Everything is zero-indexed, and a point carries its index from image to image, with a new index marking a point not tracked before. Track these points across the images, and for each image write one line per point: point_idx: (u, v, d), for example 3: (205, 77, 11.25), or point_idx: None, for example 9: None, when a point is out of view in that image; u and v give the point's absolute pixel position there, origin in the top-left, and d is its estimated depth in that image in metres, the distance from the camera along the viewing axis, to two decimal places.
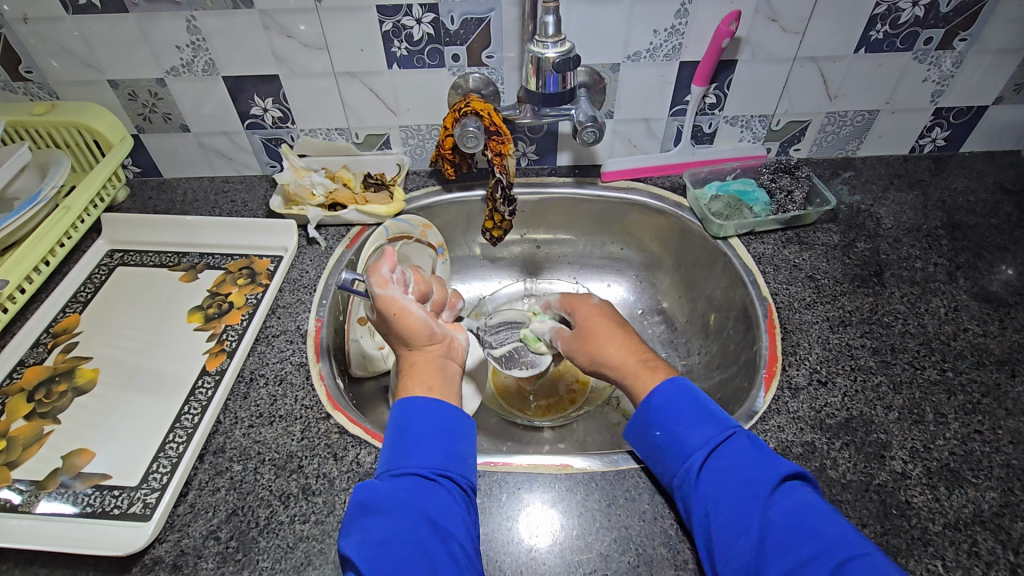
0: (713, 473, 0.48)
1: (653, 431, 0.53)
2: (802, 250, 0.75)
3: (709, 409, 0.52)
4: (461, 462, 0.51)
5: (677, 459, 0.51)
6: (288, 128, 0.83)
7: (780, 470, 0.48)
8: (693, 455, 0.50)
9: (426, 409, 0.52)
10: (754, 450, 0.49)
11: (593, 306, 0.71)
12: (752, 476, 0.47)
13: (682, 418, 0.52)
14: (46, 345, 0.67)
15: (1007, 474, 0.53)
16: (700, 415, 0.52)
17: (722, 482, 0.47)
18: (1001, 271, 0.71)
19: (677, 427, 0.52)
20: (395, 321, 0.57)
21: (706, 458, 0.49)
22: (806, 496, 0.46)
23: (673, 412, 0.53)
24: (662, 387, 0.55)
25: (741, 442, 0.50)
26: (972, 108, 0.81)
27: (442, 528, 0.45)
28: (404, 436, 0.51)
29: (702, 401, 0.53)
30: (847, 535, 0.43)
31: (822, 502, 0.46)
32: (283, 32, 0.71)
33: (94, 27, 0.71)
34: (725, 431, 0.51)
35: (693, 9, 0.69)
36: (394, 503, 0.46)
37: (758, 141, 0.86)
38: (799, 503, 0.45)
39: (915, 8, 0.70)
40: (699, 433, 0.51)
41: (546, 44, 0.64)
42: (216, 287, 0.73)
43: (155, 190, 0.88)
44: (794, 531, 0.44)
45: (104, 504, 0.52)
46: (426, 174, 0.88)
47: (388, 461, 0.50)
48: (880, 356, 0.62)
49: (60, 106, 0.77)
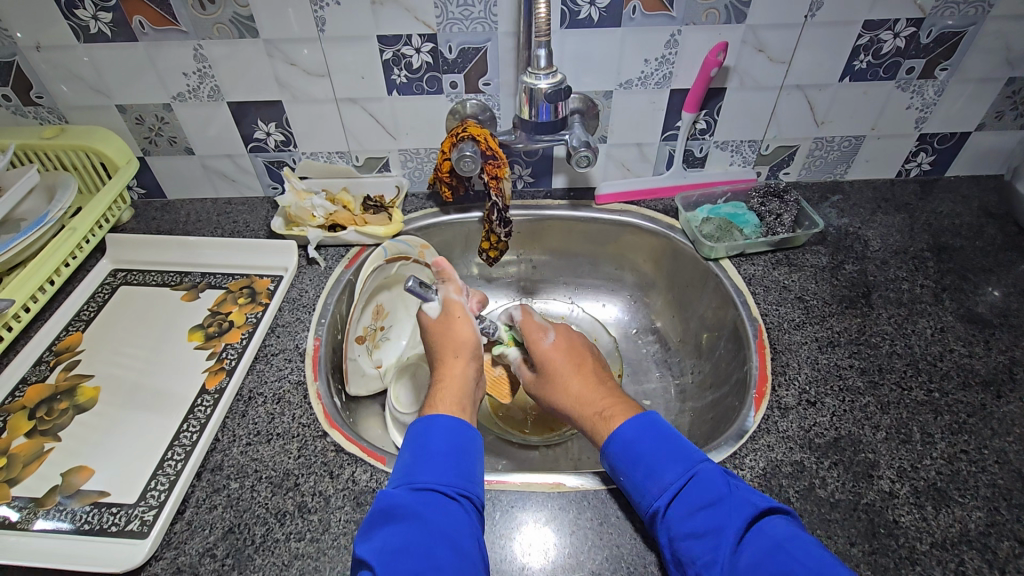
0: (678, 516, 0.49)
1: (618, 476, 0.54)
2: (791, 272, 0.76)
3: (667, 452, 0.53)
4: (476, 482, 0.52)
5: (644, 503, 0.52)
6: (290, 151, 0.85)
7: (747, 507, 0.48)
8: (656, 500, 0.51)
9: (449, 427, 0.54)
10: (719, 488, 0.49)
11: (549, 346, 0.69)
12: (719, 517, 0.48)
13: (643, 461, 0.53)
14: (49, 363, 0.68)
15: (994, 494, 0.54)
16: (661, 457, 0.53)
17: (688, 526, 0.48)
18: (987, 293, 0.73)
19: (637, 472, 0.53)
20: (452, 327, 0.67)
21: (670, 502, 0.50)
22: (774, 534, 0.46)
23: (634, 455, 0.54)
24: (621, 431, 0.56)
25: (703, 483, 0.50)
26: (955, 134, 0.83)
27: (459, 546, 0.46)
28: (423, 452, 0.53)
29: (663, 441, 0.54)
30: (818, 572, 0.42)
31: (793, 537, 0.45)
32: (286, 60, 0.74)
33: (103, 54, 0.73)
34: (687, 472, 0.51)
35: (683, 39, 0.72)
36: (414, 515, 0.47)
37: (748, 164, 0.88)
38: (766, 544, 0.45)
39: (897, 39, 0.72)
40: (658, 479, 0.51)
41: (538, 76, 0.66)
42: (217, 306, 0.75)
43: (159, 211, 0.90)
44: (766, 570, 0.44)
45: (102, 521, 0.53)
46: (424, 196, 0.90)
47: (406, 474, 0.51)
48: (868, 376, 0.64)
49: (68, 130, 0.80)
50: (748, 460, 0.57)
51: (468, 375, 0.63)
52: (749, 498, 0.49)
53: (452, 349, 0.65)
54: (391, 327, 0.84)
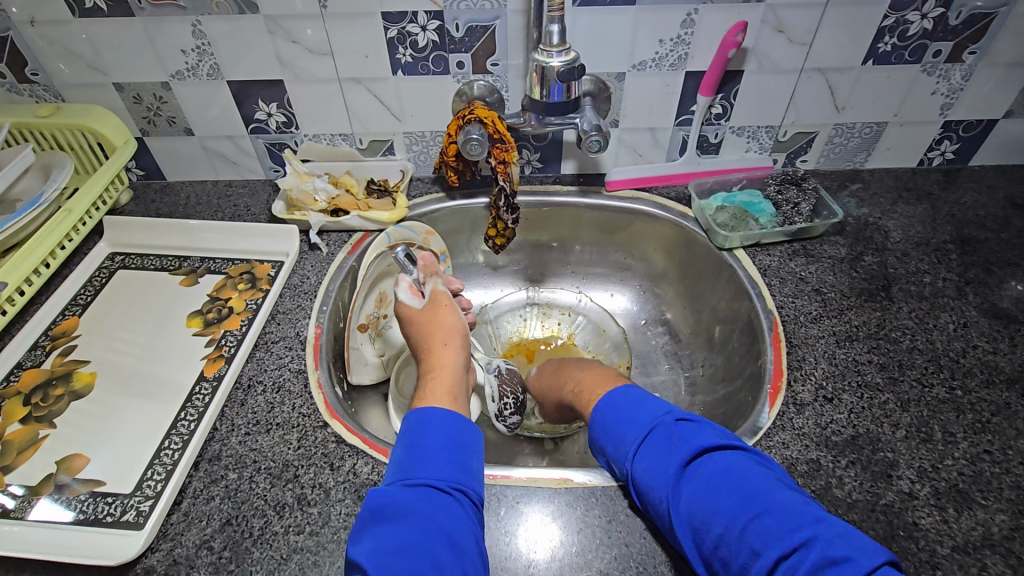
0: (639, 470, 0.51)
1: (601, 455, 0.57)
2: (808, 263, 0.74)
3: (627, 417, 0.56)
4: (473, 476, 0.51)
5: (617, 470, 0.54)
6: (292, 133, 0.83)
7: (689, 450, 0.50)
8: (618, 462, 0.53)
9: (442, 419, 0.53)
10: (671, 439, 0.52)
11: (536, 375, 0.78)
12: (668, 464, 0.50)
13: (611, 430, 0.56)
14: (44, 348, 0.66)
15: (1018, 496, 0.51)
16: (624, 421, 0.56)
17: (646, 479, 0.50)
18: (1012, 287, 0.70)
19: (604, 440, 0.56)
20: (441, 317, 0.67)
21: (632, 458, 0.52)
22: (718, 468, 0.48)
23: (605, 427, 0.57)
24: (599, 407, 0.59)
25: (656, 438, 0.53)
26: (982, 121, 0.80)
27: (457, 543, 0.45)
28: (417, 447, 0.51)
29: (624, 410, 0.57)
30: (749, 499, 0.45)
31: (733, 468, 0.48)
32: (288, 38, 0.71)
33: (100, 30, 0.71)
34: (644, 431, 0.54)
35: (700, 18, 0.69)
36: (409, 513, 0.46)
37: (764, 152, 0.85)
38: (705, 481, 0.48)
39: (925, 20, 0.69)
40: (618, 442, 0.55)
41: (550, 53, 0.63)
42: (217, 292, 0.73)
43: (158, 193, 0.88)
44: (712, 504, 0.46)
45: (97, 511, 0.52)
46: (430, 181, 0.88)
47: (401, 470, 0.49)
48: (887, 372, 0.61)
49: (64, 108, 0.77)
50: None
51: (456, 361, 0.63)
52: (692, 438, 0.51)
53: (442, 336, 0.66)
54: None
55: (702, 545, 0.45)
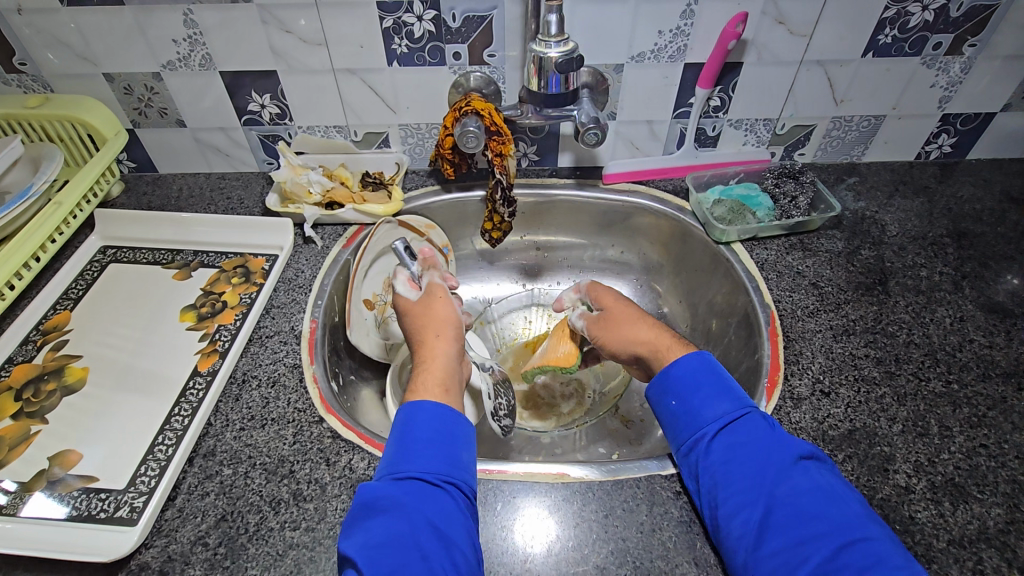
0: (726, 443, 0.50)
1: (670, 400, 0.55)
2: (805, 257, 0.74)
3: (727, 387, 0.53)
4: (462, 468, 0.50)
5: (689, 429, 0.52)
6: (286, 125, 0.82)
7: (793, 448, 0.48)
8: (704, 427, 0.51)
9: (435, 413, 0.52)
10: (769, 428, 0.50)
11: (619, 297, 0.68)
12: (764, 450, 0.48)
13: (701, 390, 0.53)
14: (35, 342, 0.66)
15: (1013, 490, 0.52)
16: (720, 389, 0.53)
17: (731, 454, 0.49)
18: (1008, 281, 0.70)
19: (692, 398, 0.53)
20: (433, 309, 0.64)
21: (720, 430, 0.51)
22: (815, 479, 0.46)
23: (693, 383, 0.54)
24: (680, 362, 0.56)
25: (756, 419, 0.51)
26: (979, 115, 0.80)
27: (446, 536, 0.45)
28: (407, 440, 0.50)
29: (723, 379, 0.54)
30: (854, 521, 0.43)
31: (832, 486, 0.46)
32: (282, 28, 0.70)
33: (89, 19, 0.69)
34: (741, 409, 0.51)
35: (700, 9, 0.68)
36: (396, 507, 0.46)
37: (762, 145, 0.84)
38: (808, 484, 0.46)
39: (925, 12, 0.69)
40: (713, 407, 0.52)
41: (548, 44, 0.62)
42: (210, 286, 0.72)
43: (150, 186, 0.87)
44: (799, 507, 0.44)
45: (91, 507, 0.51)
46: (425, 174, 0.87)
47: (390, 464, 0.49)
48: (884, 366, 0.61)
49: (53, 99, 0.76)
50: None
51: (448, 355, 0.60)
52: (797, 439, 0.49)
53: (434, 328, 0.62)
54: None
55: (775, 537, 0.44)
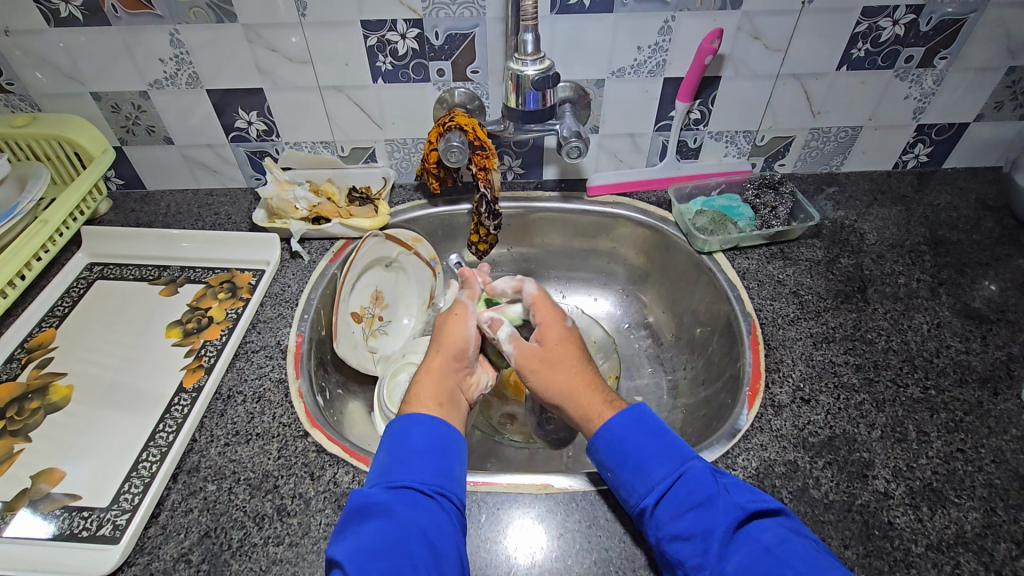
0: (667, 516, 0.48)
1: (607, 472, 0.53)
2: (786, 266, 0.75)
3: (658, 451, 0.51)
4: (457, 481, 0.51)
5: (631, 501, 0.50)
6: (273, 141, 0.82)
7: (735, 510, 0.47)
8: (644, 500, 0.50)
9: (430, 425, 0.53)
10: (706, 487, 0.48)
11: (565, 330, 0.66)
12: (706, 518, 0.46)
13: (631, 458, 0.52)
14: (20, 360, 0.66)
15: (990, 494, 0.52)
16: (651, 454, 0.51)
17: (675, 528, 0.47)
18: (984, 287, 0.71)
19: (625, 470, 0.51)
20: (450, 327, 0.65)
21: (658, 501, 0.49)
22: (764, 540, 0.45)
23: (622, 452, 0.52)
24: (611, 425, 0.54)
25: (694, 481, 0.49)
26: (953, 125, 0.82)
27: (436, 546, 0.45)
28: (401, 450, 0.51)
29: (653, 438, 0.52)
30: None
31: (782, 542, 0.45)
32: (267, 46, 0.71)
33: (76, 39, 0.70)
34: (676, 471, 0.50)
35: (677, 26, 0.70)
36: (389, 513, 0.46)
37: (743, 156, 0.86)
38: (758, 549, 0.45)
39: (896, 27, 0.70)
40: (647, 477, 0.50)
41: (525, 62, 0.64)
42: (197, 301, 0.73)
43: (138, 203, 0.87)
44: None
45: (73, 525, 0.51)
46: (412, 188, 0.88)
47: (384, 473, 0.50)
48: (863, 373, 0.62)
49: (40, 118, 0.77)
50: (740, 460, 0.56)
51: (445, 372, 0.61)
52: (738, 497, 0.48)
53: (440, 346, 0.64)
54: (393, 320, 0.84)
55: None
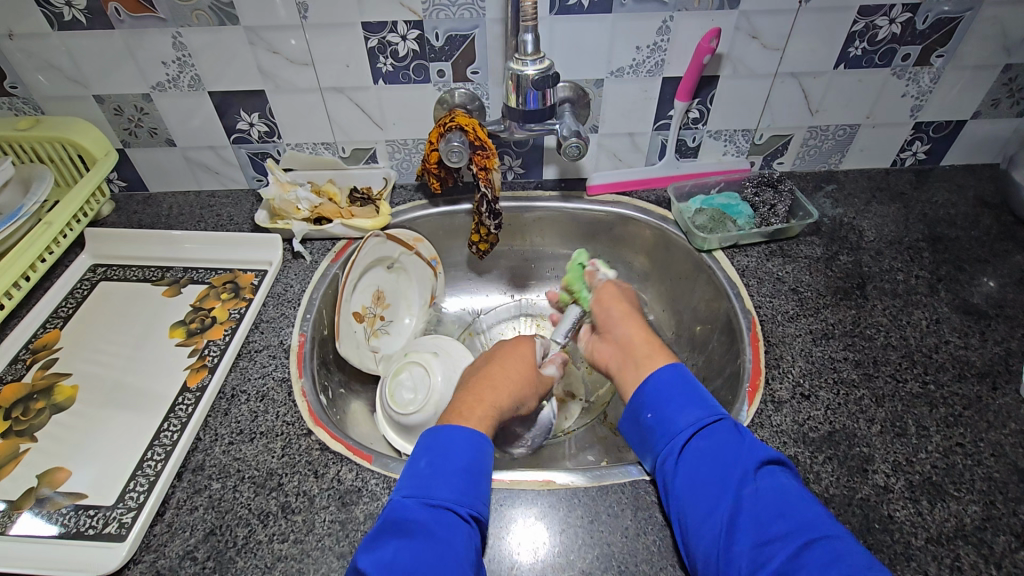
0: (697, 448, 0.51)
1: (645, 413, 0.55)
2: (785, 263, 0.75)
3: (698, 397, 0.54)
4: (486, 505, 0.50)
5: (665, 438, 0.53)
6: (275, 142, 0.83)
7: (765, 454, 0.49)
8: (678, 435, 0.52)
9: (470, 444, 0.53)
10: (738, 436, 0.51)
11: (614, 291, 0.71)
12: (734, 457, 0.49)
13: (674, 399, 0.55)
14: (25, 361, 0.66)
15: (989, 487, 0.53)
16: (690, 399, 0.54)
17: (704, 459, 0.50)
18: (983, 284, 0.72)
19: (666, 408, 0.54)
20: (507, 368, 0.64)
21: (691, 437, 0.52)
22: (782, 482, 0.47)
23: (666, 395, 0.55)
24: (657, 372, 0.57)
25: (727, 426, 0.52)
26: (951, 122, 0.82)
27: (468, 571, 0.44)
28: (442, 467, 0.51)
29: (694, 389, 0.55)
30: (816, 522, 0.44)
31: (801, 492, 0.47)
32: (269, 48, 0.72)
33: (79, 42, 0.71)
34: (712, 416, 0.53)
35: (675, 25, 0.70)
36: (425, 532, 0.46)
37: (741, 154, 0.86)
38: (779, 490, 0.47)
39: (893, 25, 0.71)
40: (685, 414, 0.53)
41: (526, 62, 0.65)
42: (200, 301, 0.73)
43: (141, 204, 0.88)
44: (768, 511, 0.45)
45: (79, 524, 0.51)
46: (413, 188, 0.89)
47: (421, 488, 0.49)
48: (863, 369, 0.63)
49: (44, 121, 0.77)
50: None
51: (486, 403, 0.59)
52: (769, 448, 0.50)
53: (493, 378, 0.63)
54: (394, 319, 0.85)
55: (741, 535, 0.45)
